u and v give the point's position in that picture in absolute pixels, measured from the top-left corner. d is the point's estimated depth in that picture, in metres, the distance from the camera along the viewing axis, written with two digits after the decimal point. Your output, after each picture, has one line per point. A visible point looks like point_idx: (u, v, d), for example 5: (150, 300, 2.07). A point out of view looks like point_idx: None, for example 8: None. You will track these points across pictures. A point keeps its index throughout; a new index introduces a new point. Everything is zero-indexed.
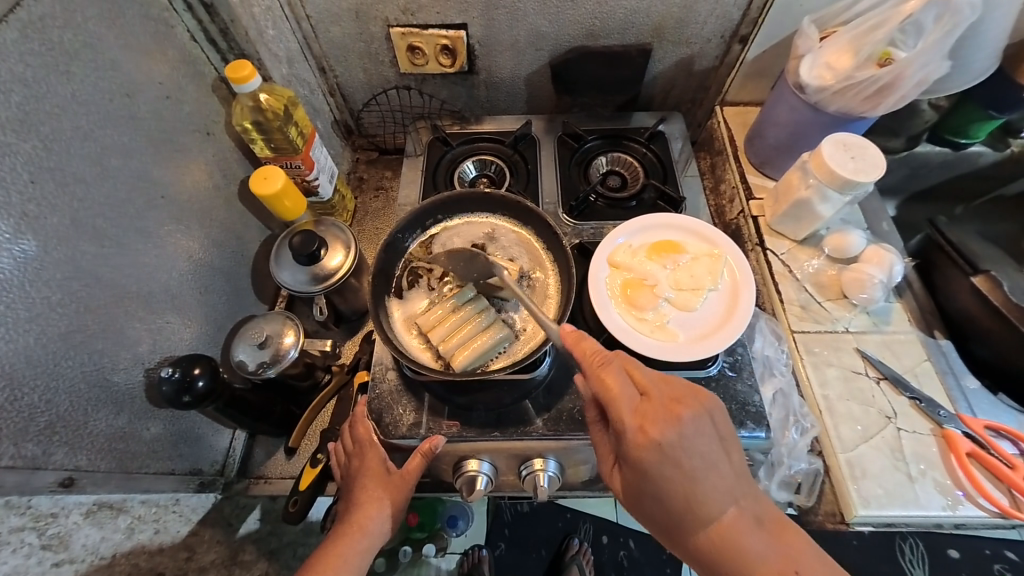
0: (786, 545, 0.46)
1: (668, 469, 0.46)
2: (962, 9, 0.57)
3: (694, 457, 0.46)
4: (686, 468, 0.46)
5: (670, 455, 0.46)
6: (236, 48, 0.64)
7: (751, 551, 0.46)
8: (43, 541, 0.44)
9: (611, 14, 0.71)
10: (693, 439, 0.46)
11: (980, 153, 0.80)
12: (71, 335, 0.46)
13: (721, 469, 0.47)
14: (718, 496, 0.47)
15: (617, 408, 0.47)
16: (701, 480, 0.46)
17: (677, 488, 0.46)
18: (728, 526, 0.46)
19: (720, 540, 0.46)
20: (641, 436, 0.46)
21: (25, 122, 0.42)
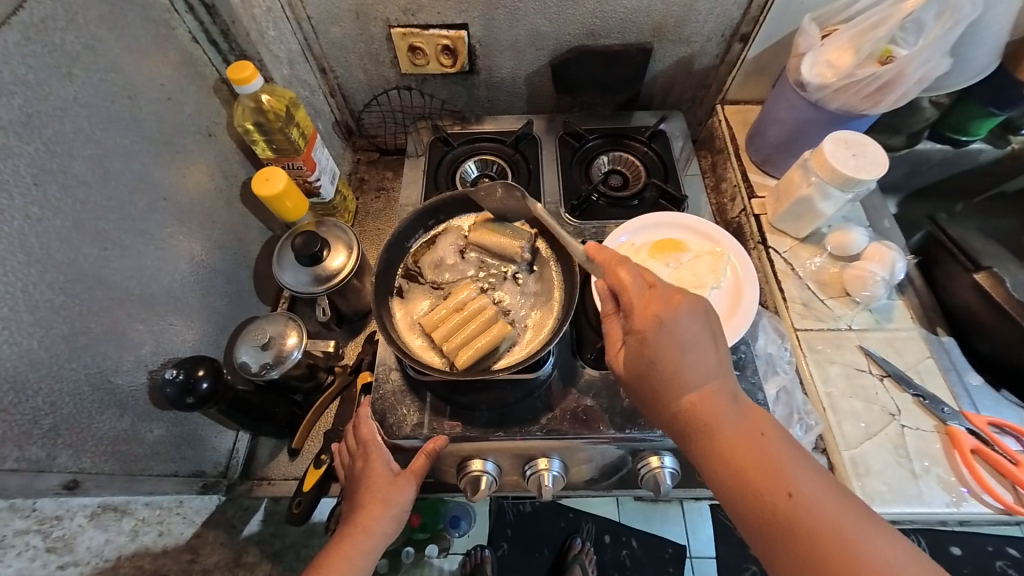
0: (765, 427, 0.43)
1: (658, 338, 0.45)
2: (961, 7, 0.58)
3: (687, 330, 0.45)
4: (676, 339, 0.45)
5: (661, 325, 0.45)
6: (237, 50, 0.64)
7: (725, 418, 0.43)
8: (48, 543, 0.43)
9: (611, 13, 0.71)
10: (689, 315, 0.45)
11: (981, 150, 0.81)
12: (74, 338, 0.46)
13: (711, 349, 0.46)
14: (706, 371, 0.45)
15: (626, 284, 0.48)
16: (689, 354, 0.45)
17: (669, 368, 0.45)
18: (710, 395, 0.44)
19: (698, 409, 0.44)
20: (641, 312, 0.46)
21: (28, 125, 0.42)
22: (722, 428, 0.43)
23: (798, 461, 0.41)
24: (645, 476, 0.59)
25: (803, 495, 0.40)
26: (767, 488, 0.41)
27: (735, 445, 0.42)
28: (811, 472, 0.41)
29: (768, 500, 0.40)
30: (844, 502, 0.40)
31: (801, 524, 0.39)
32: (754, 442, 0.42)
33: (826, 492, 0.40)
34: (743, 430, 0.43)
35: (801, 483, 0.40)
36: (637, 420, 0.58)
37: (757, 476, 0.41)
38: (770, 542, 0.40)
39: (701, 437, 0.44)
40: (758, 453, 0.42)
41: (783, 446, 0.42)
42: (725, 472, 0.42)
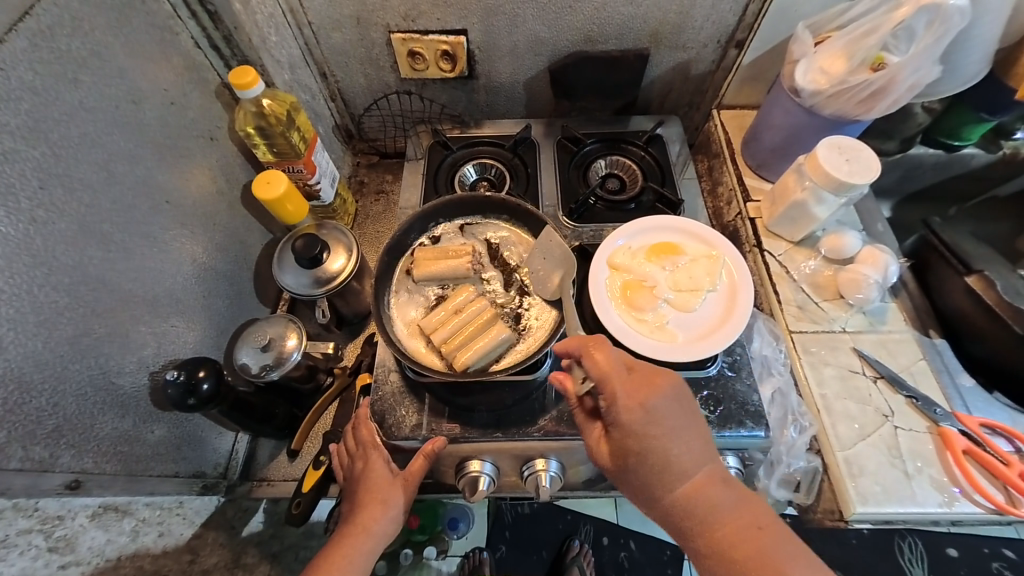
0: (760, 520, 0.45)
1: (652, 436, 0.46)
2: (952, 16, 0.58)
3: (667, 423, 0.46)
4: (665, 435, 0.46)
5: (653, 420, 0.46)
6: (240, 55, 0.65)
7: (721, 512, 0.45)
8: (50, 542, 0.44)
9: (609, 20, 0.73)
10: (666, 402, 0.47)
11: (974, 155, 0.82)
12: (78, 339, 0.47)
13: (695, 437, 0.47)
14: (694, 462, 0.46)
15: (615, 377, 0.47)
16: (677, 447, 0.46)
17: (659, 458, 0.45)
18: (705, 488, 0.46)
19: (693, 506, 0.45)
20: (628, 411, 0.46)
21: (35, 130, 0.43)
22: (719, 520, 0.45)
23: (796, 557, 0.43)
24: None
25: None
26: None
27: (731, 538, 0.44)
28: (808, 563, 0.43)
29: None
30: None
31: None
32: (752, 536, 0.44)
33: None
34: (739, 523, 0.45)
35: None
36: None
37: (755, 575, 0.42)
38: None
39: (700, 536, 0.45)
40: (756, 550, 0.43)
41: (772, 538, 0.44)
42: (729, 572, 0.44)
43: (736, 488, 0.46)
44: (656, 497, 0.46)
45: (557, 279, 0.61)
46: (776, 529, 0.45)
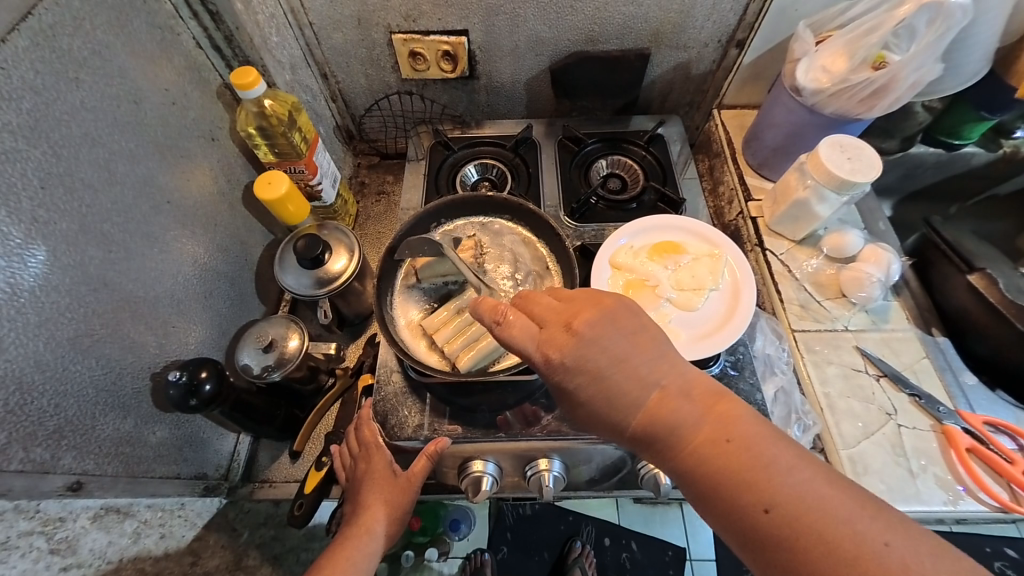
0: (745, 434, 0.38)
1: (580, 377, 0.44)
2: (954, 13, 0.58)
3: (595, 357, 0.43)
4: (597, 373, 0.43)
5: (575, 359, 0.44)
6: (241, 55, 0.65)
7: (681, 428, 0.40)
8: (52, 545, 0.43)
9: (610, 20, 0.73)
10: (590, 333, 0.44)
11: (974, 154, 0.82)
12: (80, 339, 0.47)
13: (631, 361, 0.43)
14: (639, 384, 0.43)
15: (521, 337, 0.46)
16: (615, 377, 0.43)
17: (597, 392, 0.44)
18: (659, 409, 0.41)
19: (649, 429, 0.42)
20: (548, 365, 0.45)
21: (36, 129, 0.43)
22: (682, 438, 0.40)
23: (775, 462, 0.36)
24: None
25: (782, 508, 0.35)
26: (741, 501, 0.36)
27: (703, 457, 0.39)
28: (791, 467, 0.36)
29: (748, 515, 0.36)
30: (829, 494, 0.35)
31: (782, 538, 0.34)
32: (717, 449, 0.38)
33: (813, 487, 0.35)
34: (701, 438, 0.39)
35: (777, 488, 0.35)
36: None
37: (735, 496, 0.36)
38: (766, 567, 0.35)
39: (666, 462, 0.41)
40: (726, 465, 0.37)
41: (755, 450, 0.37)
42: (699, 492, 0.39)
43: (698, 400, 0.41)
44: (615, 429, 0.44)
45: (552, 267, 0.64)
46: (749, 432, 0.38)
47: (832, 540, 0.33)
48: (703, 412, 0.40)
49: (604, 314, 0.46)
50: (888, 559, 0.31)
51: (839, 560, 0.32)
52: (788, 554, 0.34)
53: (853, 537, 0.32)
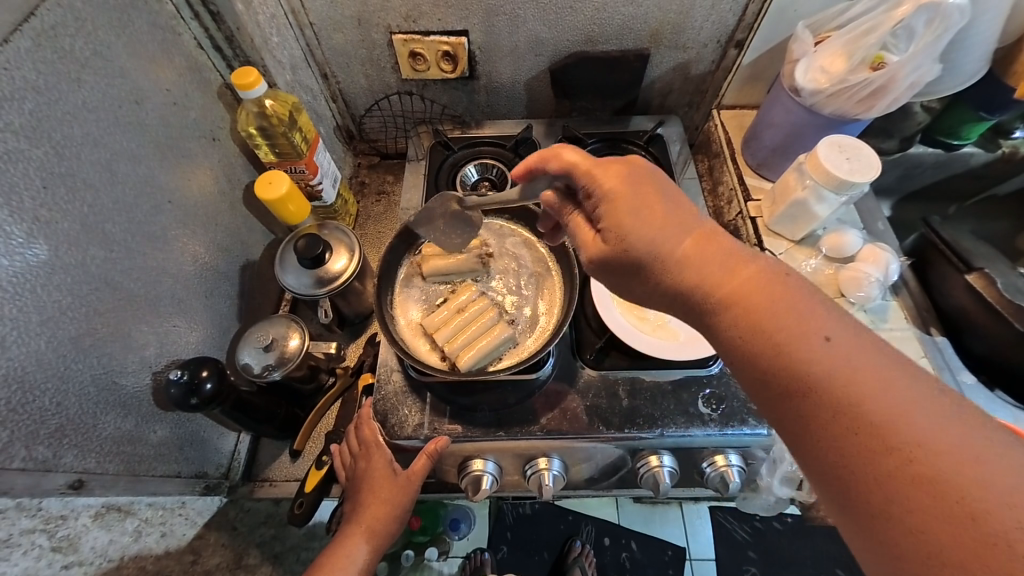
0: (801, 296, 0.37)
1: (623, 217, 0.43)
2: (952, 14, 0.59)
3: (650, 197, 0.42)
4: (648, 209, 0.42)
5: (629, 191, 0.43)
6: (242, 55, 0.65)
7: (729, 272, 0.38)
8: (54, 543, 0.43)
9: (609, 20, 0.73)
10: (647, 181, 0.44)
11: (972, 154, 0.82)
12: (81, 339, 0.47)
13: (684, 213, 0.42)
14: (685, 228, 0.41)
15: (577, 184, 0.47)
16: (661, 220, 0.41)
17: (640, 229, 0.41)
18: (705, 248, 0.40)
19: (686, 267, 0.40)
20: (596, 203, 0.45)
21: (38, 129, 0.43)
22: (728, 281, 0.38)
23: (830, 323, 0.35)
24: (712, 477, 0.60)
25: (837, 352, 0.33)
26: (794, 339, 0.35)
27: (755, 299, 0.36)
28: (847, 325, 0.35)
29: (794, 359, 0.34)
30: (887, 355, 0.33)
31: (829, 379, 0.33)
32: (768, 292, 0.37)
33: (870, 357, 0.33)
34: (753, 281, 0.37)
35: (831, 338, 0.34)
36: (635, 419, 0.58)
37: (785, 340, 0.35)
38: (795, 412, 0.34)
39: (699, 303, 0.39)
40: (780, 311, 0.35)
41: (811, 308, 0.36)
42: (736, 330, 0.37)
43: (749, 255, 0.39)
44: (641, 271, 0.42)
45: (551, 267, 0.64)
46: (808, 292, 0.37)
47: (886, 388, 0.32)
48: (755, 263, 0.39)
49: (654, 178, 0.45)
50: (937, 417, 0.31)
51: (890, 412, 0.31)
52: (833, 395, 0.32)
53: (907, 391, 0.31)
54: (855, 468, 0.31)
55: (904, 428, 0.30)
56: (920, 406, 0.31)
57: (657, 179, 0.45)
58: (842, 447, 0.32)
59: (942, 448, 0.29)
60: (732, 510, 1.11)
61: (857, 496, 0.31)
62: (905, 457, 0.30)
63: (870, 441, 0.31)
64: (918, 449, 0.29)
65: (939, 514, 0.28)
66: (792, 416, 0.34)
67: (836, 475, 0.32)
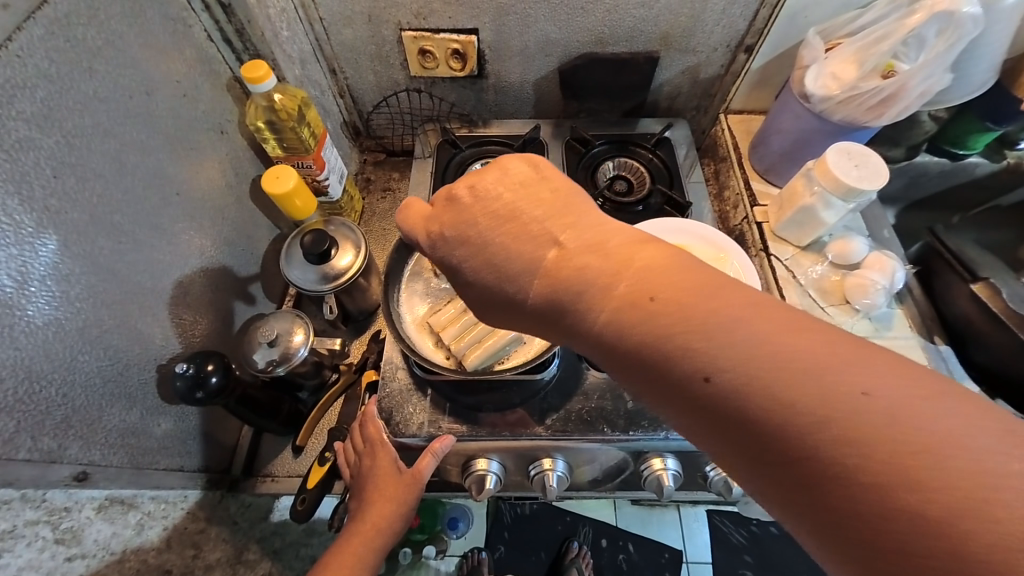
0: (672, 297, 0.31)
1: (472, 264, 0.39)
2: (964, 24, 0.59)
3: (480, 231, 0.38)
4: (487, 251, 0.38)
5: (462, 228, 0.39)
6: (252, 48, 0.65)
7: (591, 292, 0.34)
8: (57, 535, 0.44)
9: (620, 22, 0.73)
10: (467, 205, 0.39)
11: (978, 164, 0.82)
12: (88, 330, 0.47)
13: (528, 219, 0.37)
14: (533, 249, 0.36)
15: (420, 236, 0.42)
16: (504, 253, 0.37)
17: (489, 274, 0.38)
18: (561, 268, 0.35)
19: (557, 294, 0.35)
20: (438, 252, 0.41)
21: (49, 118, 0.43)
22: (595, 304, 0.34)
23: (709, 323, 0.30)
24: (715, 480, 0.60)
25: (726, 374, 0.29)
26: (678, 368, 0.30)
27: (623, 322, 0.32)
28: (733, 318, 0.30)
29: (679, 387, 0.31)
30: (782, 342, 0.28)
31: (728, 412, 0.29)
32: (643, 310, 0.32)
33: (759, 352, 0.28)
34: (623, 298, 0.33)
35: (720, 352, 0.29)
36: (641, 421, 0.58)
37: (666, 368, 0.31)
38: (708, 442, 0.31)
39: (587, 339, 0.35)
40: (651, 333, 0.31)
41: (685, 313, 0.31)
42: (629, 363, 0.33)
43: (612, 256, 0.34)
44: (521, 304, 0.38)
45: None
46: (677, 286, 0.31)
47: (790, 399, 0.27)
48: (617, 271, 0.33)
49: (487, 186, 0.39)
50: (855, 405, 0.26)
51: (803, 428, 0.27)
52: (738, 426, 0.29)
53: (814, 389, 0.27)
54: (796, 506, 0.28)
55: (818, 444, 0.26)
56: (836, 401, 0.26)
57: (487, 185, 0.39)
58: (769, 479, 0.28)
59: (870, 447, 0.25)
60: (730, 514, 1.12)
61: (814, 530, 0.27)
62: (837, 475, 0.26)
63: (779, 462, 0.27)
64: (842, 468, 0.26)
65: (893, 528, 0.24)
66: (714, 451, 0.31)
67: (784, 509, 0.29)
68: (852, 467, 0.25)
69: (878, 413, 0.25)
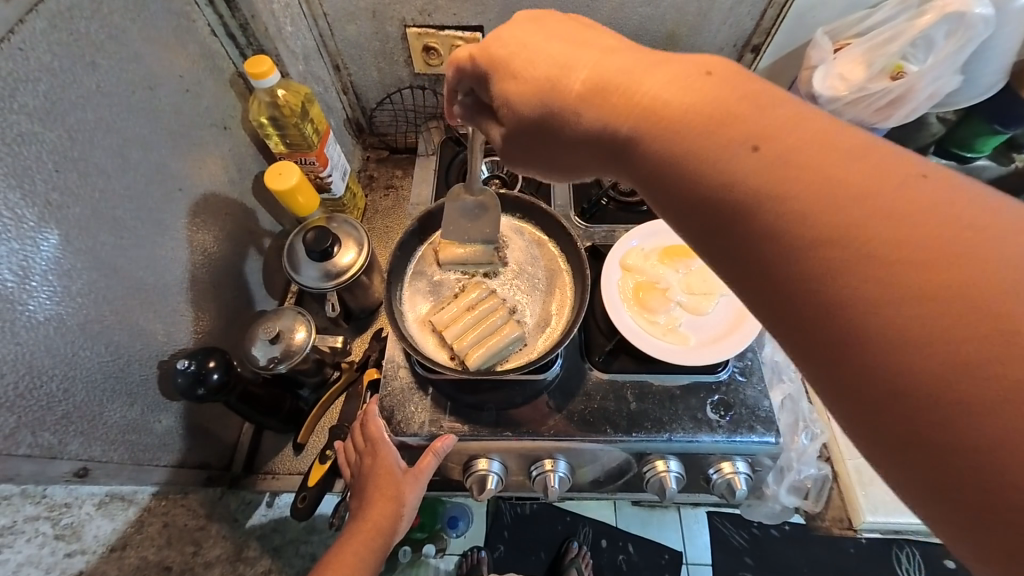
0: (730, 91, 0.29)
1: (520, 64, 0.37)
2: (975, 25, 0.58)
3: (531, 39, 0.37)
4: (535, 57, 0.36)
5: (512, 39, 0.37)
6: (255, 44, 0.65)
7: (638, 83, 0.32)
8: (58, 530, 0.44)
9: (626, 21, 0.72)
10: (525, 25, 0.38)
11: (985, 166, 0.82)
12: (89, 326, 0.46)
13: (583, 41, 0.36)
14: (586, 58, 0.35)
15: (463, 61, 0.41)
16: (549, 56, 0.36)
17: (528, 75, 0.36)
18: (611, 70, 0.33)
19: (597, 104, 0.33)
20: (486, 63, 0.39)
21: (52, 112, 0.42)
22: (637, 93, 0.31)
23: (769, 109, 0.27)
24: (718, 482, 0.60)
25: (777, 145, 0.26)
26: (718, 143, 0.28)
27: (667, 107, 0.30)
28: (794, 112, 0.27)
29: (711, 156, 0.28)
30: (847, 141, 0.26)
31: (770, 178, 0.26)
32: (692, 98, 0.29)
33: (819, 138, 0.26)
34: (671, 88, 0.30)
35: (773, 129, 0.27)
36: (643, 423, 0.58)
37: (705, 140, 0.28)
38: (732, 234, 0.28)
39: (615, 133, 0.33)
40: (699, 109, 0.29)
41: (743, 99, 0.28)
42: (656, 159, 0.30)
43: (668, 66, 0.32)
44: (553, 129, 0.37)
45: (562, 266, 0.64)
46: (738, 84, 0.29)
47: (850, 179, 0.24)
48: (672, 72, 0.31)
49: (547, 17, 0.38)
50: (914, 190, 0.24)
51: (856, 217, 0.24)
52: (779, 197, 0.26)
53: (881, 180, 0.24)
54: (823, 291, 0.25)
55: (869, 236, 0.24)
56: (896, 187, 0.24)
57: (551, 23, 0.38)
58: (796, 267, 0.25)
59: (925, 228, 0.23)
60: (731, 516, 1.11)
61: (838, 325, 0.24)
62: (889, 265, 0.23)
63: (815, 240, 0.25)
64: (894, 243, 0.23)
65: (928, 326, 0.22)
66: (739, 247, 0.28)
67: (807, 305, 0.25)
68: (908, 257, 0.23)
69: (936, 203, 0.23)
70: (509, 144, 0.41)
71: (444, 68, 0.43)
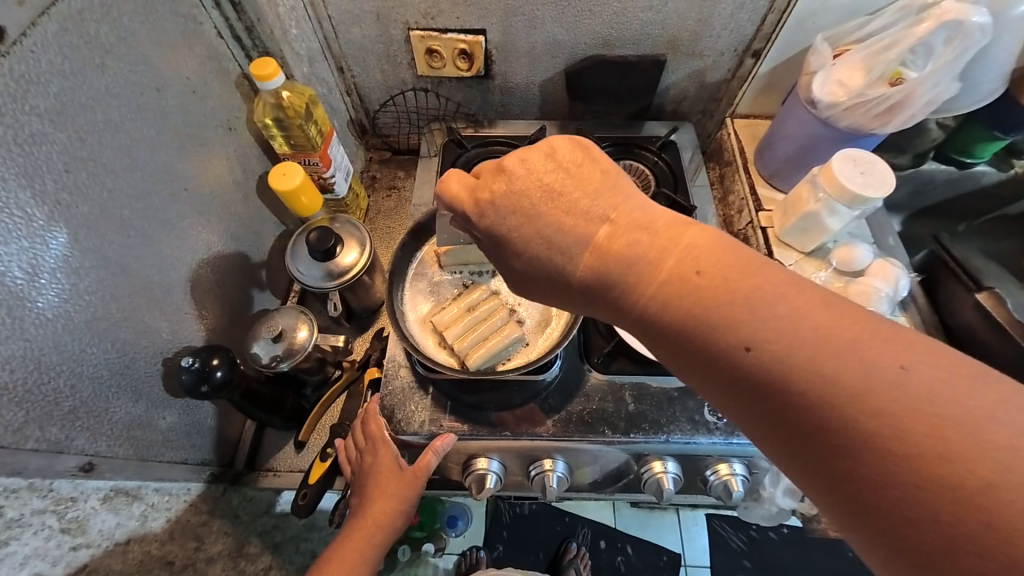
0: (718, 273, 0.32)
1: (520, 233, 0.39)
2: (973, 33, 0.59)
3: (525, 200, 0.39)
4: (534, 223, 0.38)
5: (506, 192, 0.39)
6: (261, 46, 0.65)
7: (636, 262, 0.34)
8: (63, 524, 0.45)
9: (627, 24, 0.73)
10: (514, 181, 0.39)
11: (984, 173, 0.82)
12: (96, 322, 0.47)
13: (572, 198, 0.38)
14: (585, 226, 0.37)
15: (459, 202, 0.43)
16: (547, 225, 0.38)
17: (533, 243, 0.38)
18: (610, 246, 0.35)
19: (604, 280, 0.36)
20: (482, 221, 0.41)
21: (62, 113, 0.43)
22: (637, 274, 0.34)
23: (756, 296, 0.30)
24: (715, 484, 0.60)
25: (768, 344, 0.29)
26: (718, 341, 0.31)
27: (669, 291, 0.33)
28: (775, 294, 0.30)
29: (714, 352, 0.31)
30: (826, 324, 0.29)
31: (767, 378, 0.29)
32: (688, 286, 0.32)
33: (808, 326, 0.29)
34: (667, 271, 0.33)
35: (762, 323, 0.30)
36: (641, 424, 0.58)
37: (709, 333, 0.31)
38: (753, 421, 0.31)
39: (628, 311, 0.35)
40: (698, 300, 0.31)
41: (733, 283, 0.31)
42: (670, 338, 0.33)
43: (660, 234, 0.34)
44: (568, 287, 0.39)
45: None
46: (722, 265, 0.32)
47: (836, 376, 0.27)
48: (663, 247, 0.34)
49: (534, 164, 0.39)
50: (889, 375, 0.27)
51: (842, 397, 0.27)
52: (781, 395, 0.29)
53: (865, 372, 0.27)
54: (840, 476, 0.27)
55: (854, 408, 0.27)
56: (877, 374, 0.27)
57: (536, 170, 0.39)
58: (811, 450, 0.28)
59: (906, 416, 0.26)
60: (729, 518, 1.12)
61: (861, 505, 0.27)
62: (891, 456, 0.26)
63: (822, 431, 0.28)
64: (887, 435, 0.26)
65: (922, 496, 0.25)
66: (761, 429, 0.31)
67: (830, 483, 0.28)
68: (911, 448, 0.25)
69: (907, 383, 0.26)
70: (522, 285, 0.42)
71: (437, 202, 0.46)
